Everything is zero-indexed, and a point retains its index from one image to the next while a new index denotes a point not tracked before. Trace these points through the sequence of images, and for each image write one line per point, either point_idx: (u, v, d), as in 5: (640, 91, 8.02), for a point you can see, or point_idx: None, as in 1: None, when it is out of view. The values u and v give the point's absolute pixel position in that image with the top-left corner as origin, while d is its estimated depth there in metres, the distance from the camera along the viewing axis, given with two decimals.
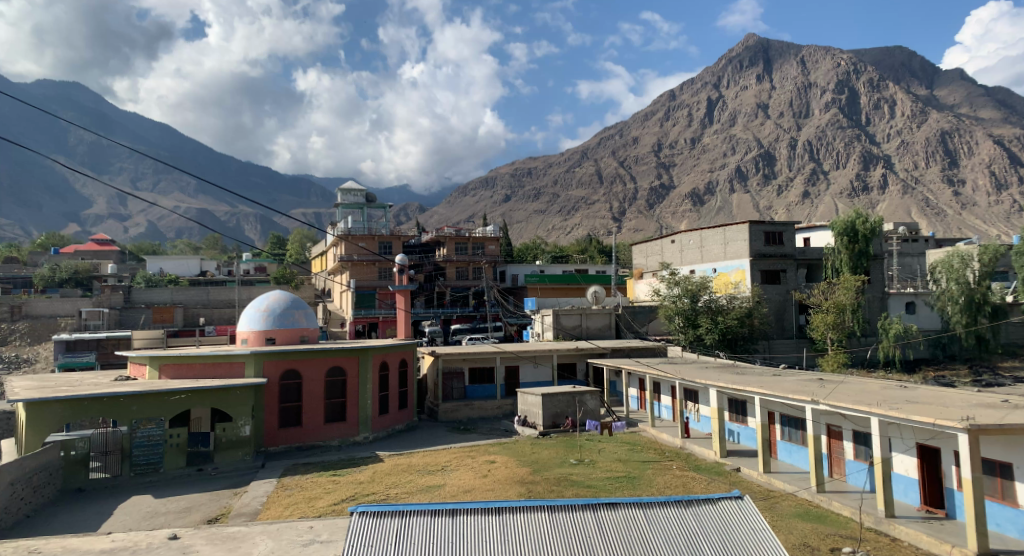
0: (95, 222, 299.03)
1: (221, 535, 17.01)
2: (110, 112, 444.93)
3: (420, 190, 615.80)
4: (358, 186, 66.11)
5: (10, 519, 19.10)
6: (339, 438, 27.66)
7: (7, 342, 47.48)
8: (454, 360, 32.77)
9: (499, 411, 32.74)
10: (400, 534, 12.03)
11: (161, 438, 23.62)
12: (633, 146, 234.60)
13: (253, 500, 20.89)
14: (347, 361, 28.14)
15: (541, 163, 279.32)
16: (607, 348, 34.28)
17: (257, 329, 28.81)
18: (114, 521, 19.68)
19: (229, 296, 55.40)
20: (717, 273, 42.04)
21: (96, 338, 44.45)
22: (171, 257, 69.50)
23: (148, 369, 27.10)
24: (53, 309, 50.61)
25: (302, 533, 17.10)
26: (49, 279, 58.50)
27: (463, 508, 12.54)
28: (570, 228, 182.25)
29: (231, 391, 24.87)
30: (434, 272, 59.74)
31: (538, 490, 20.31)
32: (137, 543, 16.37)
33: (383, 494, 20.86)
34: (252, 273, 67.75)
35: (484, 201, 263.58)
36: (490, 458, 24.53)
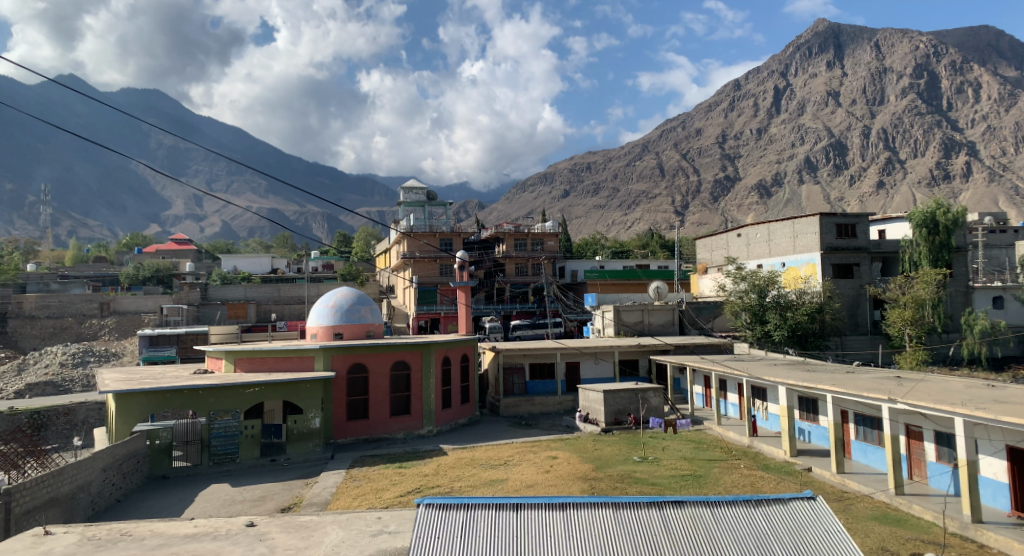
0: (175, 222, 314.05)
1: (294, 523, 17.59)
2: (187, 117, 465.45)
3: (481, 188, 622.22)
4: (420, 184, 66.88)
5: (103, 503, 20.30)
6: (404, 431, 28.18)
7: (98, 337, 50.48)
8: (515, 355, 33.08)
9: (560, 407, 32.80)
10: (464, 529, 12.17)
11: (238, 429, 24.49)
12: (696, 138, 229.93)
13: (324, 490, 21.56)
14: (410, 355, 28.69)
15: (600, 158, 276.61)
16: (670, 344, 33.81)
17: (325, 324, 29.67)
18: (196, 507, 20.68)
19: (299, 292, 57.17)
20: (786, 267, 40.85)
21: (177, 333, 46.64)
22: (245, 255, 72.14)
23: (224, 362, 28.27)
24: (138, 305, 53.14)
25: (370, 524, 17.53)
26: (134, 277, 61.58)
27: (527, 503, 12.61)
28: (631, 223, 180.99)
29: (301, 383, 25.65)
30: (494, 268, 59.97)
31: (602, 487, 20.22)
32: (216, 529, 17.11)
33: (448, 487, 21.16)
34: (320, 270, 69.80)
35: (543, 197, 264.17)
36: (553, 454, 24.58)
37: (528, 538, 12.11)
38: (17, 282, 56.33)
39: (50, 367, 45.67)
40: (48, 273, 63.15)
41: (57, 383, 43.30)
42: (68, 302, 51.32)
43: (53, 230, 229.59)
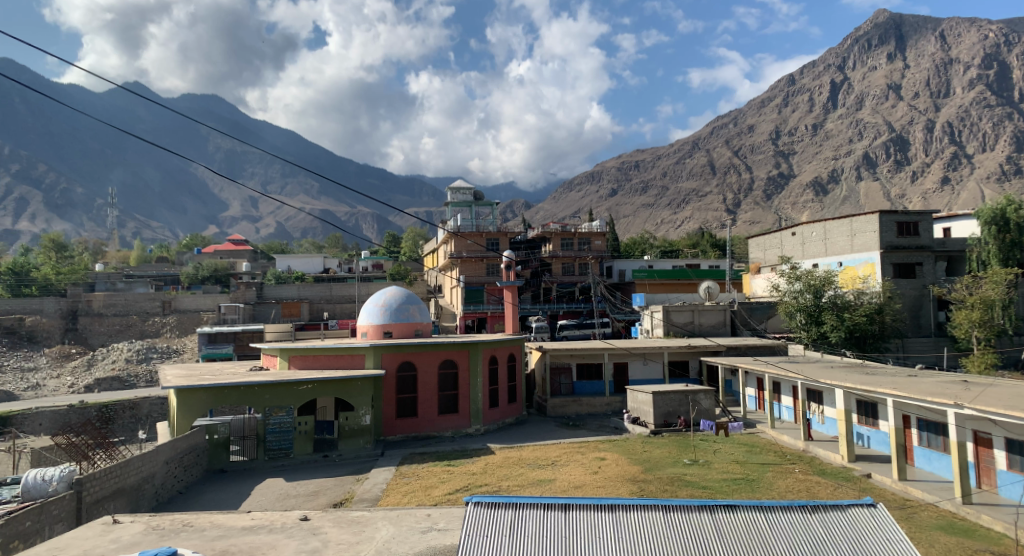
0: (232, 224, 323.46)
1: (347, 519, 17.90)
2: (244, 121, 479.00)
3: (528, 187, 624.00)
4: (467, 184, 67.31)
5: (165, 494, 21.01)
6: (452, 430, 28.40)
7: (160, 335, 52.38)
8: (562, 355, 33.09)
9: (608, 408, 32.54)
10: (512, 529, 12.17)
11: (292, 425, 25.08)
12: (748, 135, 225.38)
13: (375, 486, 21.90)
14: (458, 354, 28.92)
15: (648, 156, 273.14)
16: (722, 345, 33.26)
17: (375, 322, 30.16)
18: (252, 500, 21.23)
19: (350, 291, 58.19)
20: (843, 267, 39.70)
21: (234, 331, 47.95)
22: (298, 256, 73.71)
23: (279, 359, 29.00)
24: (197, 304, 54.81)
25: (420, 521, 17.70)
26: (194, 277, 63.62)
27: (576, 503, 12.57)
28: (681, 221, 179.32)
29: (352, 380, 26.13)
30: (540, 268, 59.84)
31: (651, 489, 20.09)
32: (272, 522, 17.54)
33: (496, 486, 21.28)
34: (370, 270, 70.89)
35: (590, 196, 263.66)
36: (601, 455, 24.42)
37: (577, 540, 12.05)
38: (86, 281, 58.87)
39: (116, 363, 47.48)
40: (115, 272, 65.93)
41: (122, 378, 44.97)
42: (133, 301, 53.36)
43: (119, 232, 239.52)
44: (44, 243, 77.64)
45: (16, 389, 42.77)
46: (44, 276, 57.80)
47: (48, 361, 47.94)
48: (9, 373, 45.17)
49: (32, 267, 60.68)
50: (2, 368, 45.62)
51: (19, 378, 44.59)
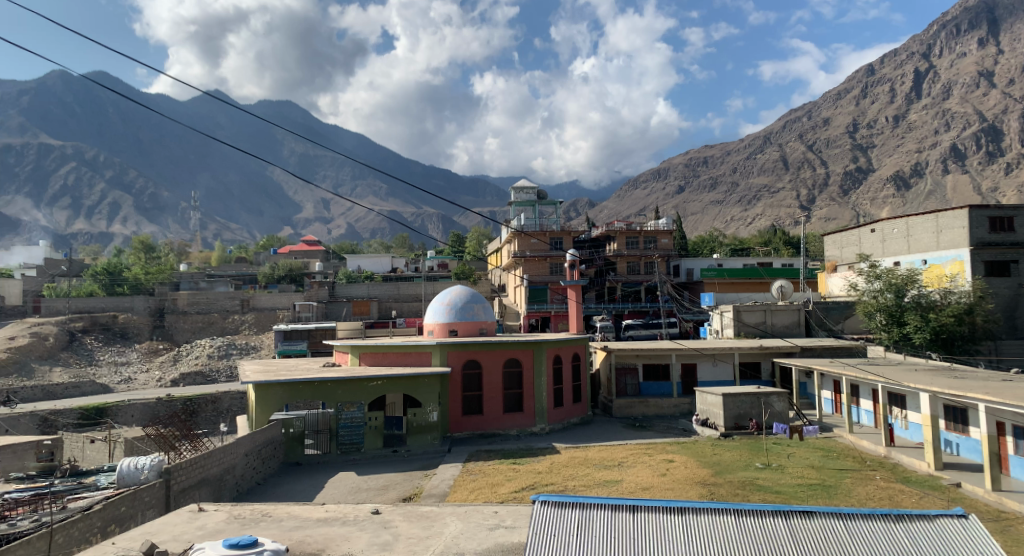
0: (305, 225, 333.88)
1: (416, 513, 18.22)
2: (317, 126, 493.99)
3: (593, 186, 620.81)
4: (531, 184, 67.60)
5: (246, 485, 21.92)
6: (517, 428, 28.51)
7: (239, 332, 54.51)
8: (627, 355, 32.85)
9: (676, 410, 31.98)
10: (581, 529, 12.11)
11: (363, 420, 25.72)
12: (823, 129, 217.49)
13: (442, 482, 22.22)
14: (522, 353, 29.04)
15: (716, 151, 267.03)
16: (796, 347, 32.27)
17: (441, 321, 30.65)
18: (326, 493, 21.91)
19: (416, 290, 59.21)
20: (927, 265, 37.85)
21: (308, 328, 49.58)
22: (367, 255, 75.44)
23: (350, 356, 29.85)
24: (274, 302, 56.84)
25: (488, 518, 17.85)
26: (270, 276, 65.99)
27: (644, 506, 12.43)
28: (751, 219, 175.03)
29: (420, 378, 26.67)
30: (605, 267, 59.34)
31: (722, 493, 19.72)
32: (345, 515, 18.02)
33: (562, 486, 21.29)
34: (435, 269, 71.81)
35: (656, 193, 260.37)
36: (668, 457, 24.11)
37: (644, 541, 11.89)
38: (172, 280, 61.84)
39: (199, 358, 49.81)
40: (198, 273, 68.84)
41: (205, 373, 47.07)
42: (214, 299, 55.85)
43: (202, 235, 250.83)
44: (134, 245, 82.03)
45: (111, 382, 45.44)
46: (135, 276, 61.27)
47: (139, 356, 50.61)
48: (105, 366, 48.00)
49: (124, 268, 64.33)
50: (99, 362, 48.54)
51: (113, 372, 47.37)
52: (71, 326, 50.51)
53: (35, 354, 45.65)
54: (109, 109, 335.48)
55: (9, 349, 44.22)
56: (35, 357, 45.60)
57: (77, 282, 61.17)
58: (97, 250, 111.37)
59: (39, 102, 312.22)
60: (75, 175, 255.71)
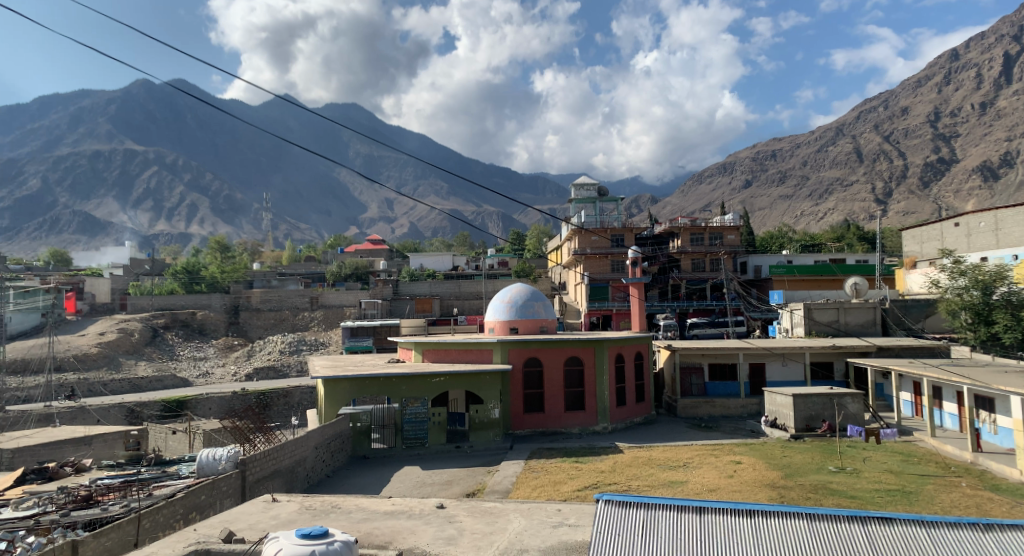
0: (370, 225, 340.59)
1: (480, 509, 18.35)
2: (382, 127, 503.67)
3: (657, 182, 612.60)
4: (591, 180, 67.26)
5: (315, 477, 22.55)
6: (579, 427, 28.34)
7: (309, 329, 56.11)
8: (692, 355, 32.24)
9: (744, 411, 31.21)
10: (647, 529, 11.92)
11: (426, 416, 26.07)
12: (901, 118, 207.87)
13: (505, 479, 22.34)
14: (583, 352, 28.86)
15: (786, 144, 258.60)
16: (872, 346, 31.03)
17: (502, 318, 30.79)
18: (392, 486, 22.32)
19: (478, 288, 59.58)
20: (1019, 260, 35.76)
21: (373, 325, 50.68)
22: (430, 254, 76.45)
23: (413, 353, 30.35)
24: (341, 299, 58.14)
25: (551, 515, 17.76)
26: (337, 274, 67.71)
27: (711, 507, 12.16)
28: (823, 214, 169.54)
29: (481, 375, 26.88)
30: (669, 264, 58.40)
31: (793, 497, 19.15)
32: (411, 508, 18.32)
33: (625, 485, 21.08)
34: (496, 267, 72.06)
35: (722, 188, 255.01)
36: (735, 458, 23.56)
37: (710, 544, 11.64)
38: (246, 278, 64.29)
39: (272, 354, 51.54)
40: (270, 271, 71.24)
41: (277, 368, 48.75)
42: (286, 297, 57.65)
43: (273, 234, 258.96)
44: (211, 245, 85.41)
45: (191, 376, 47.58)
46: (211, 274, 63.78)
47: (216, 350, 52.77)
48: (185, 361, 50.26)
49: (201, 267, 67.08)
50: (179, 356, 50.80)
51: (192, 366, 49.53)
52: (154, 323, 53.15)
53: (122, 349, 48.18)
54: (186, 116, 350.87)
55: (99, 344, 46.79)
56: (123, 352, 48.06)
57: (159, 281, 64.19)
58: (177, 250, 116.73)
59: (123, 110, 329.48)
60: (156, 179, 268.49)
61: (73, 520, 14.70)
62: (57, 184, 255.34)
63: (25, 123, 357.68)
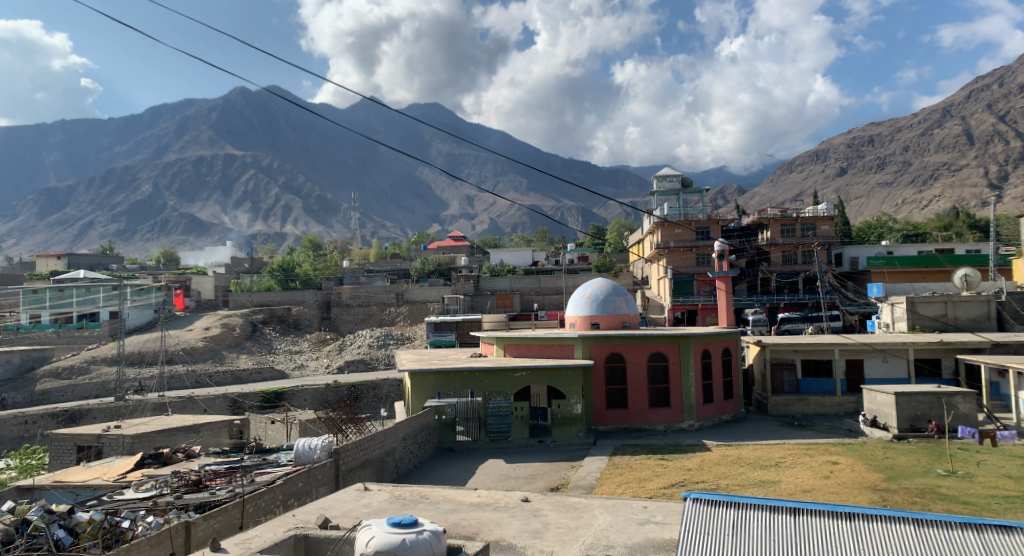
0: (452, 221, 345.23)
1: (565, 503, 18.19)
2: (464, 126, 510.99)
3: (744, 173, 595.26)
4: (674, 171, 65.90)
5: (404, 467, 23.16)
6: (664, 423, 27.79)
7: (395, 323, 57.38)
8: (784, 351, 31.03)
9: (840, 409, 29.84)
10: (737, 530, 11.47)
11: (510, 410, 26.22)
12: (1018, 96, 193.08)
13: (589, 474, 22.18)
14: (668, 347, 28.28)
15: (885, 128, 244.54)
16: (984, 342, 28.91)
17: (583, 314, 30.59)
18: (476, 479, 22.57)
19: (558, 283, 59.36)
20: None
21: (456, 320, 51.47)
22: (510, 249, 76.85)
23: (496, 347, 30.62)
24: (425, 295, 59.27)
25: (637, 512, 17.40)
26: (421, 271, 69.19)
27: (805, 509, 11.60)
28: (928, 201, 159.97)
29: (563, 370, 26.75)
30: (758, 257, 56.39)
31: (897, 501, 18.11)
32: (497, 501, 18.45)
33: (714, 484, 20.52)
34: (576, 262, 71.64)
35: (815, 176, 244.98)
36: (832, 459, 22.51)
37: (805, 547, 11.08)
38: (336, 275, 66.69)
39: (361, 348, 53.12)
40: (359, 268, 73.50)
41: (367, 361, 50.24)
42: (373, 293, 59.49)
43: (361, 233, 266.54)
44: (304, 244, 88.84)
45: (287, 368, 49.75)
46: (305, 273, 66.37)
47: (310, 345, 54.80)
48: (282, 354, 52.47)
49: (296, 265, 69.79)
50: (277, 350, 53.16)
51: (288, 359, 51.73)
52: (253, 318, 55.80)
53: (226, 343, 50.85)
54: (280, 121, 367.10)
55: (205, 339, 49.50)
56: (226, 345, 50.67)
57: (257, 278, 67.31)
58: (274, 249, 121.91)
59: (223, 117, 347.85)
60: (253, 181, 281.76)
61: (186, 503, 15.53)
62: (165, 189, 272.83)
63: (137, 131, 383.53)
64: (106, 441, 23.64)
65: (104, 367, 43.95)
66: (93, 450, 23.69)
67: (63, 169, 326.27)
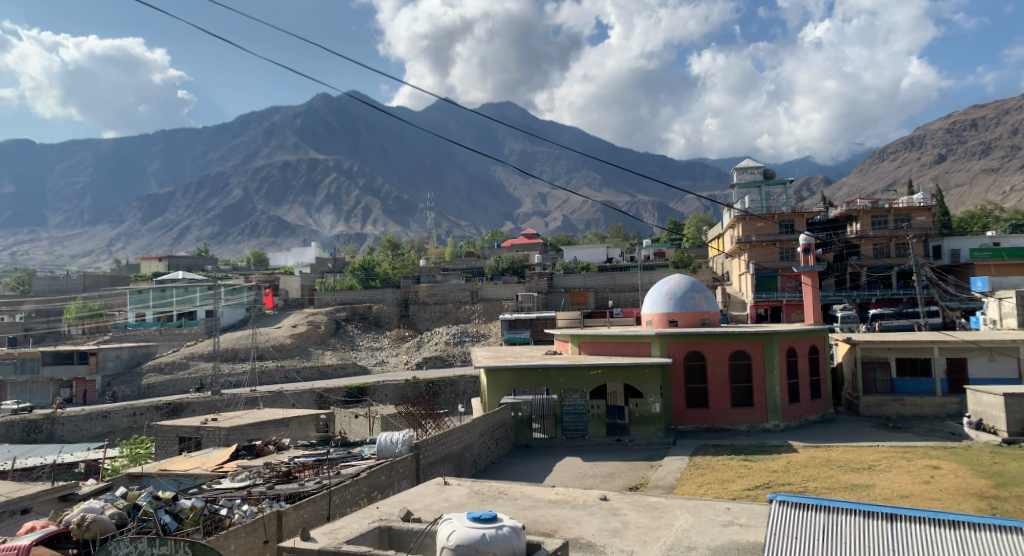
0: (525, 218, 345.39)
1: (644, 503, 17.84)
2: (538, 124, 511.44)
3: (830, 163, 571.06)
4: (755, 163, 63.92)
5: (482, 463, 23.35)
6: (747, 424, 26.95)
7: (470, 321, 57.90)
8: (877, 348, 29.60)
9: (941, 411, 28.10)
10: (827, 534, 10.94)
11: (586, 408, 26.04)
12: None
13: (669, 474, 21.74)
14: (751, 345, 27.36)
15: (989, 111, 229.38)
16: None
17: (660, 311, 29.97)
18: (553, 476, 22.52)
19: (634, 280, 58.56)
20: None
21: (530, 317, 51.48)
22: (584, 247, 76.36)
23: (572, 345, 30.48)
24: (499, 294, 59.59)
25: (720, 514, 16.89)
26: (495, 269, 69.65)
27: (903, 514, 10.90)
28: None
29: (640, 367, 26.31)
30: (846, 251, 53.95)
31: (1006, 510, 16.89)
32: (575, 499, 18.28)
33: (802, 487, 19.72)
34: (652, 258, 70.45)
35: (909, 164, 232.66)
36: (933, 463, 21.21)
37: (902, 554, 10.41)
38: (414, 274, 67.99)
39: (439, 344, 53.83)
40: (435, 267, 74.59)
41: (444, 358, 50.99)
42: (449, 291, 60.32)
43: (437, 232, 270.32)
44: (382, 243, 90.86)
45: (369, 364, 51.17)
46: (384, 272, 67.87)
47: (390, 341, 55.96)
48: (364, 351, 53.93)
49: (376, 264, 71.35)
50: (359, 346, 54.64)
51: (369, 355, 53.16)
52: (337, 316, 57.52)
53: (312, 339, 52.72)
54: (359, 125, 377.71)
55: (292, 336, 51.44)
56: (312, 342, 52.51)
57: (339, 278, 69.35)
58: (355, 249, 125.50)
59: (306, 123, 360.66)
60: (335, 184, 291.06)
61: (277, 493, 16.12)
62: (254, 193, 285.71)
63: (228, 139, 403.30)
64: (204, 433, 24.80)
65: (201, 363, 46.35)
66: (193, 442, 24.92)
67: (162, 177, 346.64)
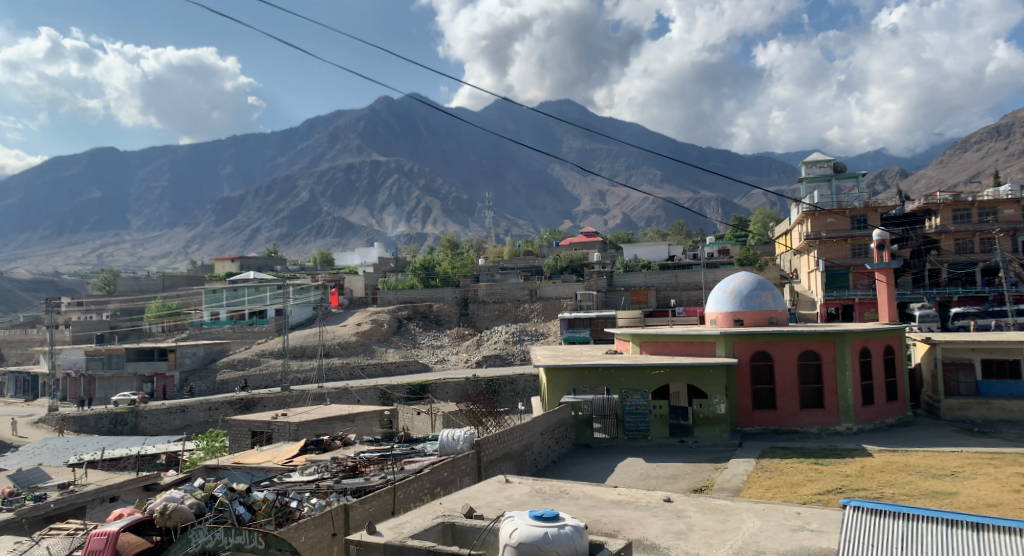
0: (584, 217, 343.24)
1: (710, 505, 17.40)
2: (598, 121, 508.11)
3: (906, 156, 547.31)
4: (824, 156, 61.53)
5: (543, 462, 23.28)
6: (818, 426, 26.05)
7: (529, 320, 57.88)
8: (959, 349, 28.06)
9: None
10: (907, 542, 10.38)
11: (647, 408, 25.60)
12: None
13: (735, 477, 21.18)
14: (821, 345, 26.41)
15: None
16: None
17: (725, 310, 29.28)
18: (615, 476, 22.22)
19: (697, 278, 57.46)
20: None
21: (590, 316, 51.15)
22: (644, 244, 75.28)
23: (632, 344, 30.06)
24: (559, 292, 59.23)
25: (789, 518, 16.31)
26: (554, 267, 69.49)
27: (990, 524, 10.24)
28: None
29: (705, 367, 25.72)
30: (924, 246, 51.53)
31: None
32: (637, 500, 18.00)
33: (878, 492, 18.88)
34: (716, 255, 68.89)
35: (995, 154, 220.82)
36: (1022, 471, 19.98)
37: None
38: (473, 273, 68.50)
39: (498, 343, 54.05)
40: (495, 265, 74.93)
41: (503, 356, 51.10)
42: (508, 289, 60.33)
43: (495, 230, 271.27)
44: (443, 243, 91.65)
45: (430, 362, 51.86)
46: (444, 270, 68.55)
47: (450, 339, 56.49)
48: (425, 348, 54.65)
49: (436, 263, 72.16)
50: (420, 344, 55.36)
51: (430, 353, 53.85)
52: (399, 314, 58.45)
53: (375, 337, 53.69)
54: (420, 126, 383.28)
55: (357, 334, 52.54)
56: (375, 340, 53.52)
57: (401, 277, 70.41)
58: (415, 249, 127.41)
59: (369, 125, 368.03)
60: (396, 185, 296.01)
61: (344, 487, 16.44)
62: (320, 195, 293.52)
63: (295, 143, 415.57)
64: (274, 428, 25.57)
65: (271, 359, 47.83)
66: (264, 436, 25.71)
67: (234, 181, 360.04)
